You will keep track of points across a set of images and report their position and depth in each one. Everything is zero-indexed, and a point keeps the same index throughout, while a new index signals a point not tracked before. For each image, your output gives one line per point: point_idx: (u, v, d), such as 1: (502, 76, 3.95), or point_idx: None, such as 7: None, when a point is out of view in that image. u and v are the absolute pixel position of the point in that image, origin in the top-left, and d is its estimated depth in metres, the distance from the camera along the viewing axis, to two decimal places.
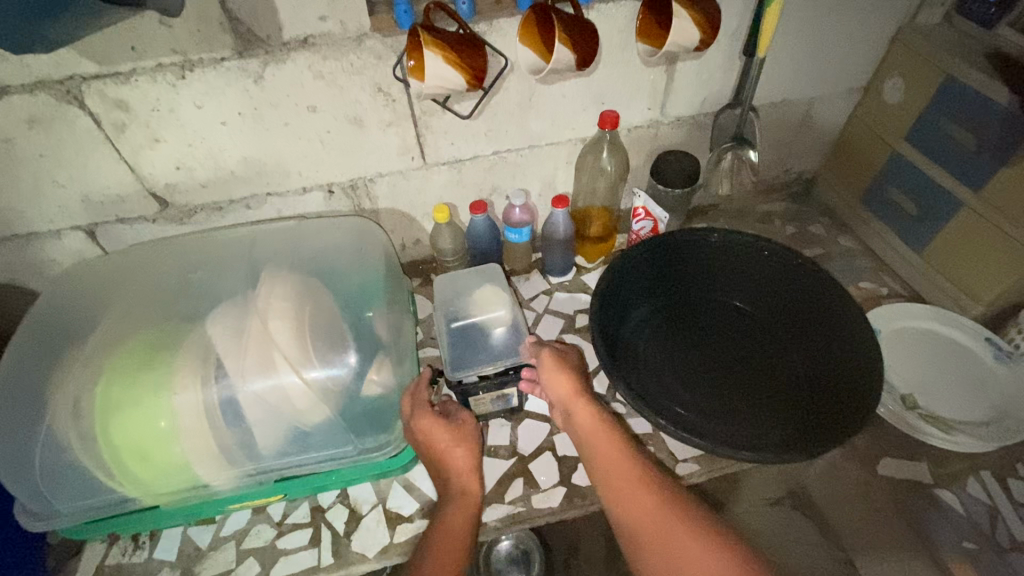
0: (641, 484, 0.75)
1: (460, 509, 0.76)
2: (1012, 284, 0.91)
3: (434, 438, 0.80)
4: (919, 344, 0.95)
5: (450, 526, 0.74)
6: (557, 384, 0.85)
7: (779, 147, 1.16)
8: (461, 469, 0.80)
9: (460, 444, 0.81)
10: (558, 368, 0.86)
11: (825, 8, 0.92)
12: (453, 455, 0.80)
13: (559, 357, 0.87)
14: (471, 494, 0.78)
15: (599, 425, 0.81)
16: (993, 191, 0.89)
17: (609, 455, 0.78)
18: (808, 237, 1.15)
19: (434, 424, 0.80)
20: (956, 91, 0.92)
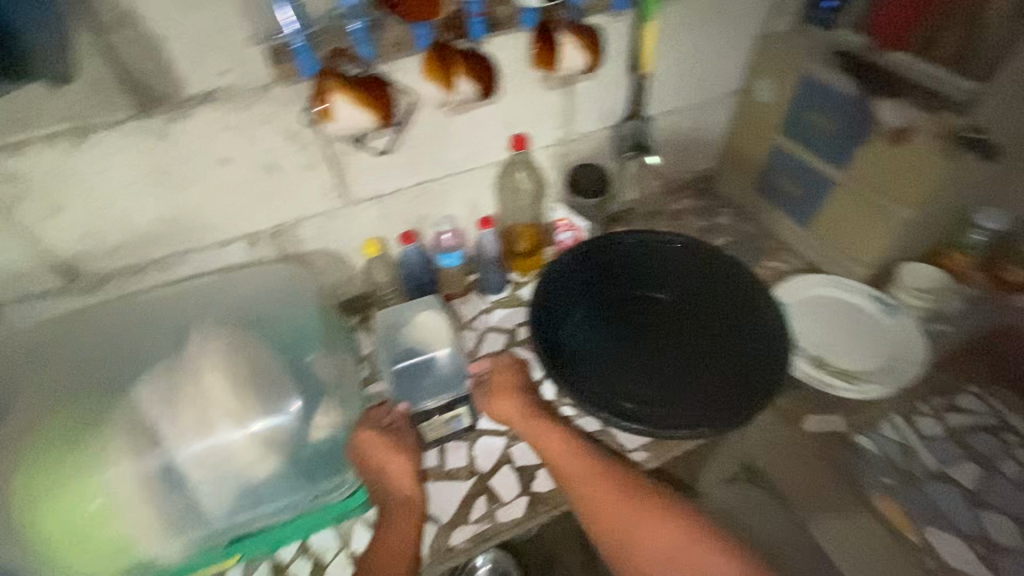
0: (601, 479, 0.81)
1: (404, 519, 0.78)
2: (886, 247, 1.04)
3: (373, 451, 0.82)
4: (821, 308, 1.06)
5: (390, 550, 0.75)
6: (499, 407, 0.91)
7: (678, 150, 1.27)
8: (399, 478, 0.82)
9: (399, 455, 0.83)
10: (497, 395, 0.92)
11: (693, 24, 1.03)
12: (390, 466, 0.82)
13: (491, 386, 0.94)
14: (413, 501, 0.80)
15: (549, 431, 0.86)
16: (857, 168, 1.02)
17: (566, 458, 0.84)
18: (716, 228, 1.26)
19: (375, 436, 0.83)
20: (814, 87, 1.05)
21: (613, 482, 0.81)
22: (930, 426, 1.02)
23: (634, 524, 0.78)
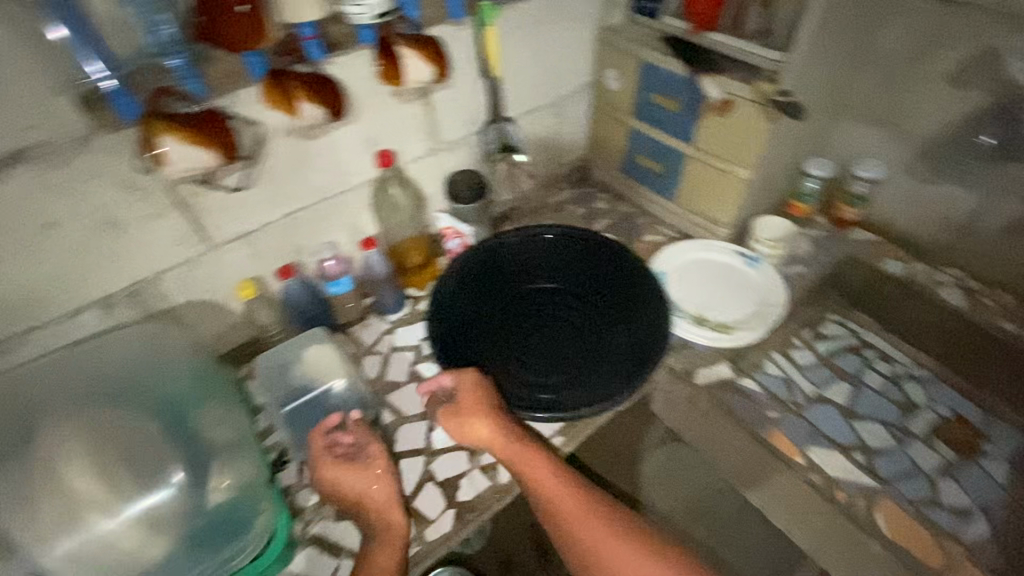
0: (581, 509, 0.84)
1: (385, 546, 0.78)
2: (738, 206, 1.15)
3: (347, 476, 0.83)
4: (695, 270, 1.16)
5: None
6: (474, 429, 0.87)
7: (547, 145, 1.33)
8: (381, 503, 0.82)
9: (374, 476, 0.83)
10: (471, 416, 0.88)
11: (530, 26, 1.09)
12: (371, 492, 0.83)
13: (461, 405, 0.89)
14: (392, 526, 0.80)
15: (534, 458, 0.85)
16: (700, 139, 1.12)
17: (549, 487, 0.84)
18: (596, 213, 1.34)
19: (344, 462, 0.84)
20: (653, 71, 1.12)
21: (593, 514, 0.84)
22: (802, 356, 1.17)
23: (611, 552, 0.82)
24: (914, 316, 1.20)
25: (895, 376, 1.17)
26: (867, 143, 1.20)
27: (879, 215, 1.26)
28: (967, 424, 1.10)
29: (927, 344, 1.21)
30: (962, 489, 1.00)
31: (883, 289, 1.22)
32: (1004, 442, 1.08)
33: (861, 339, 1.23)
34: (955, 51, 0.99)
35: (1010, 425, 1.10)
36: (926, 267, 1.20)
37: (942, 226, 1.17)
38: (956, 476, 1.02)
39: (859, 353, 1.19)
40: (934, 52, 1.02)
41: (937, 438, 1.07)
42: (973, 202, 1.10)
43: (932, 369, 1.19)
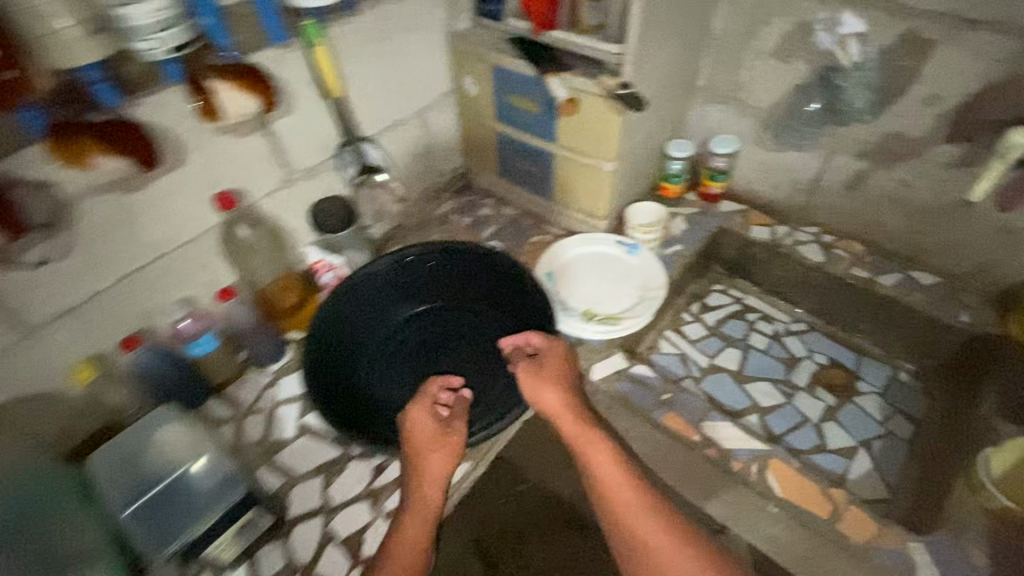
0: (634, 503, 0.77)
1: (415, 518, 0.80)
2: (610, 198, 1.17)
3: (417, 437, 0.84)
4: (578, 266, 1.18)
5: (393, 550, 0.77)
6: (542, 398, 0.87)
7: (419, 159, 1.31)
8: (429, 473, 0.83)
9: (434, 450, 0.84)
10: (541, 385, 0.87)
11: (370, 41, 1.04)
12: (428, 455, 0.83)
13: (538, 371, 0.89)
14: (427, 502, 0.82)
15: (596, 440, 0.83)
16: (562, 137, 1.12)
17: (603, 473, 0.80)
18: (481, 221, 1.35)
19: (428, 422, 0.86)
20: (506, 74, 1.11)
21: (646, 513, 0.76)
22: (694, 329, 1.25)
23: (658, 554, 0.74)
24: (784, 276, 1.26)
25: (778, 333, 1.26)
26: (718, 119, 1.27)
27: (740, 186, 1.33)
28: (841, 367, 1.19)
29: (801, 299, 1.27)
30: (843, 428, 1.08)
31: (753, 254, 1.29)
32: (874, 378, 1.17)
33: (743, 305, 1.31)
34: (775, 26, 1.06)
35: (877, 360, 1.20)
36: (788, 228, 1.26)
37: (792, 190, 1.25)
38: (838, 418, 1.10)
39: (745, 318, 1.28)
40: (759, 29, 1.09)
41: (818, 385, 1.16)
42: (814, 164, 1.18)
43: (807, 321, 1.27)
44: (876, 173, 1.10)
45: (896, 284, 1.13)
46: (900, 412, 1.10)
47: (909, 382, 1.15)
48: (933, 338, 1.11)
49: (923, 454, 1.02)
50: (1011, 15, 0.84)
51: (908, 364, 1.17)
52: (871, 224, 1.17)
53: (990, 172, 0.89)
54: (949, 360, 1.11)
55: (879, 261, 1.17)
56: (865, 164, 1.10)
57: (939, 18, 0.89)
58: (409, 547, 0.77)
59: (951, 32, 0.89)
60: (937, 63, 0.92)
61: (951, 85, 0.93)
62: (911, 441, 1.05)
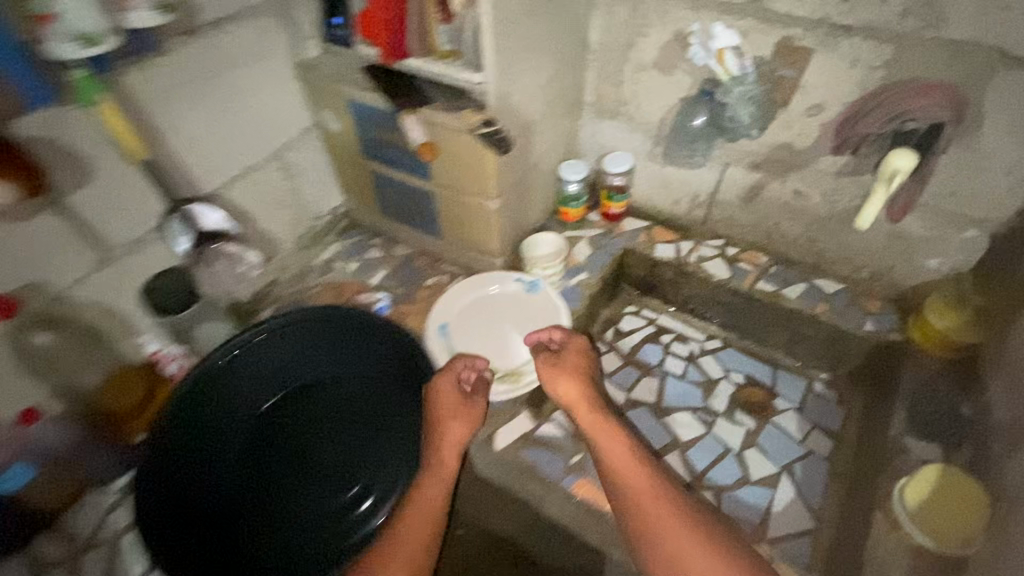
0: (640, 484, 0.79)
1: (432, 485, 0.84)
2: (501, 235, 1.06)
3: (442, 406, 0.88)
4: (475, 311, 1.07)
5: (411, 513, 0.81)
6: (559, 387, 0.91)
7: (286, 205, 1.15)
8: (449, 442, 0.87)
9: (456, 421, 0.88)
10: (560, 375, 0.91)
11: (187, 84, 0.87)
12: (448, 426, 0.87)
13: (557, 360, 0.94)
14: (446, 466, 0.86)
15: (610, 429, 0.85)
16: (436, 175, 0.99)
17: (612, 453, 0.83)
18: (369, 267, 1.21)
19: (452, 393, 0.90)
20: (363, 108, 0.96)
21: (648, 487, 0.79)
22: (608, 361, 1.18)
23: (659, 533, 0.75)
24: (696, 293, 1.20)
25: (694, 354, 1.20)
26: (610, 134, 1.19)
27: (642, 201, 1.26)
28: (759, 385, 1.14)
29: (714, 315, 1.22)
30: (765, 454, 1.04)
31: (661, 274, 1.23)
32: (790, 392, 1.13)
33: (658, 325, 1.25)
34: (653, 36, 0.98)
35: (793, 371, 1.16)
36: (692, 243, 1.21)
37: (692, 203, 1.19)
38: (759, 443, 1.05)
39: (660, 341, 1.22)
40: (637, 40, 1.00)
41: (737, 408, 1.11)
42: (711, 177, 1.12)
43: (721, 337, 1.22)
44: (771, 185, 1.05)
45: (801, 296, 1.10)
46: (819, 428, 1.07)
47: (824, 393, 1.12)
48: (843, 348, 1.08)
49: (843, 472, 0.99)
50: (882, 21, 0.78)
51: (822, 373, 1.14)
52: (772, 234, 1.13)
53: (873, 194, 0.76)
54: (858, 369, 1.09)
55: (784, 272, 1.13)
56: (759, 175, 1.05)
57: (811, 25, 0.83)
58: (425, 512, 0.82)
59: (827, 38, 0.83)
60: (815, 72, 0.87)
61: (831, 94, 0.87)
62: (831, 460, 1.02)
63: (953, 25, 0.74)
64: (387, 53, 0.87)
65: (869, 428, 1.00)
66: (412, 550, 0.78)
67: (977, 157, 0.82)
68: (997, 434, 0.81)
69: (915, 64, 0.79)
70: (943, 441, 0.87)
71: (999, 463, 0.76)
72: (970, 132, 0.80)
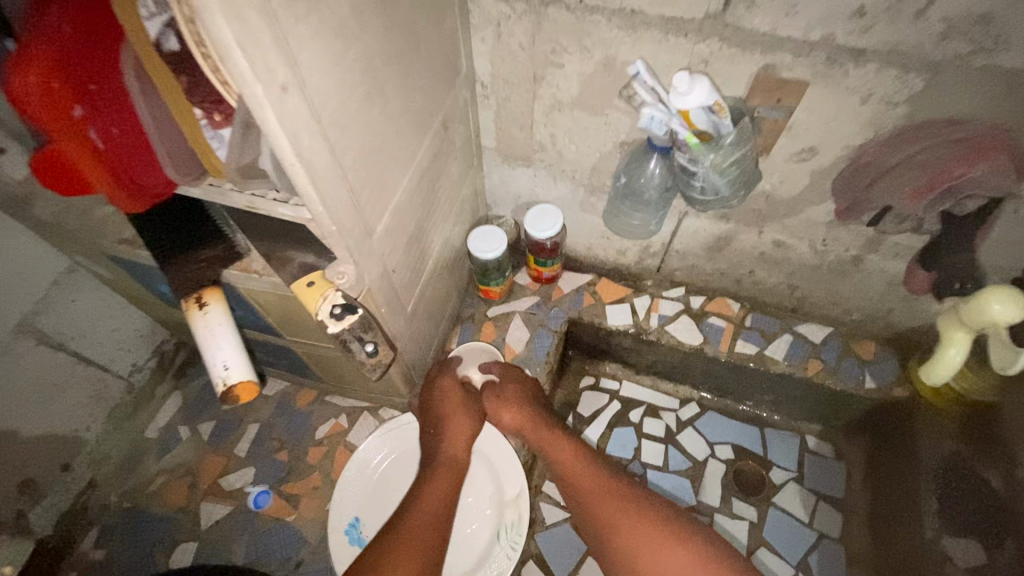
0: (608, 486, 0.71)
1: (445, 473, 0.72)
2: (403, 375, 0.76)
3: (448, 403, 0.78)
4: (393, 487, 0.77)
5: (426, 499, 0.68)
6: (504, 416, 0.79)
7: (65, 386, 0.75)
8: (454, 434, 0.76)
9: (466, 413, 0.78)
10: (505, 402, 0.79)
11: None
12: (451, 418, 0.77)
13: (500, 393, 0.80)
14: (455, 458, 0.74)
15: (566, 444, 0.75)
16: (281, 329, 0.66)
17: (571, 461, 0.74)
18: (231, 423, 0.87)
19: (455, 389, 0.80)
20: (136, 267, 0.62)
21: (614, 492, 0.70)
22: None
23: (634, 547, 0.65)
24: (663, 358, 0.98)
25: (671, 430, 0.98)
26: (527, 183, 0.87)
27: (580, 251, 0.99)
28: (751, 457, 0.96)
29: (686, 376, 1.01)
30: (778, 553, 0.88)
31: (617, 342, 0.98)
32: (785, 458, 0.96)
33: (622, 398, 1.01)
34: (568, 67, 0.66)
35: (780, 427, 0.99)
36: (649, 299, 0.97)
37: (642, 253, 0.94)
38: (767, 539, 0.89)
39: (630, 421, 0.99)
40: (548, 73, 0.68)
41: (732, 495, 0.92)
42: (665, 230, 0.86)
43: (696, 399, 1.01)
44: (743, 235, 0.81)
45: (788, 355, 0.90)
46: (823, 499, 0.92)
47: (820, 449, 0.96)
48: (838, 404, 0.92)
49: (864, 558, 0.86)
50: (910, 43, 0.52)
51: (813, 424, 0.98)
52: (743, 281, 0.91)
53: (960, 341, 0.69)
54: (854, 420, 0.94)
55: (760, 323, 0.93)
56: (728, 226, 0.81)
57: (805, 50, 0.55)
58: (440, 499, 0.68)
59: (828, 68, 0.56)
60: (812, 110, 0.60)
61: (832, 137, 0.62)
62: (845, 540, 0.88)
63: (1018, 49, 0.49)
64: (118, 200, 0.48)
65: (885, 504, 0.86)
66: (429, 537, 0.63)
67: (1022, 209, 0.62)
68: None
69: (955, 100, 0.54)
70: (984, 538, 0.73)
71: None
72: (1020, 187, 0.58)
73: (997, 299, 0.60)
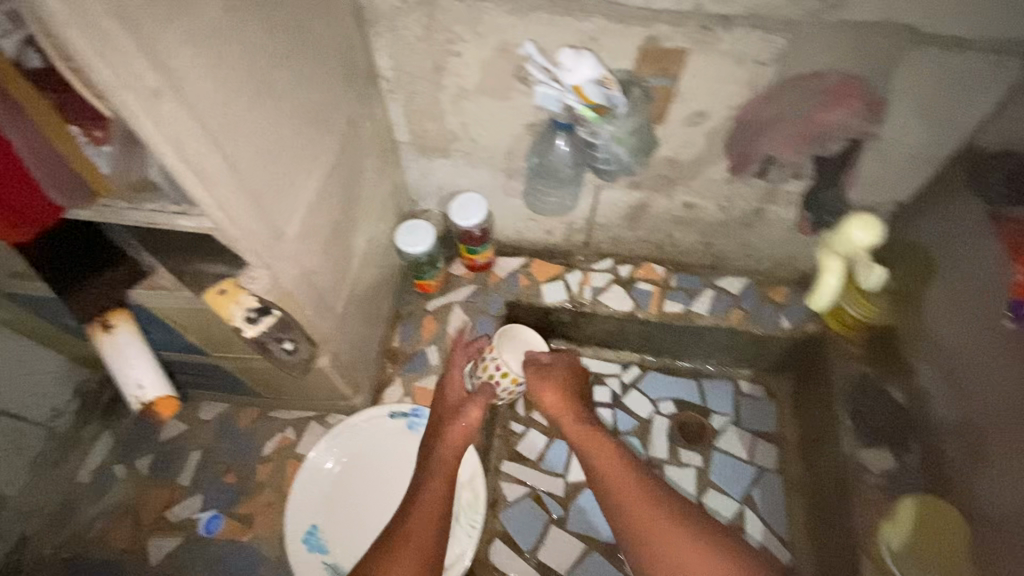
0: (638, 488, 0.72)
1: (435, 478, 0.71)
2: (346, 376, 0.77)
3: (452, 403, 0.79)
4: (347, 490, 0.77)
5: (422, 497, 0.70)
6: (544, 401, 0.79)
7: None
8: (454, 434, 0.74)
9: (461, 417, 0.75)
10: (546, 388, 0.79)
11: None
12: (451, 419, 0.75)
13: (544, 377, 0.78)
14: (446, 461, 0.72)
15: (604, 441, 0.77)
16: (206, 347, 0.65)
17: (605, 461, 0.75)
18: (170, 454, 0.83)
19: (461, 386, 0.81)
20: (40, 300, 0.61)
21: (647, 496, 0.72)
22: (529, 445, 0.96)
23: (658, 547, 0.69)
24: (600, 328, 1.02)
25: (616, 395, 1.02)
26: (447, 174, 0.88)
27: (509, 235, 1.01)
28: (691, 409, 1.01)
29: (626, 342, 1.05)
30: (724, 492, 0.94)
31: (556, 318, 1.01)
32: (722, 404, 1.02)
33: None
34: (466, 55, 0.67)
35: (715, 376, 1.05)
36: (581, 273, 1.00)
37: (568, 230, 0.97)
38: (714, 481, 0.95)
39: None
40: (448, 63, 0.69)
41: (678, 446, 0.98)
42: (585, 204, 0.89)
43: (637, 361, 1.06)
44: (656, 201, 0.86)
45: (712, 309, 0.96)
46: (758, 436, 0.99)
47: (752, 392, 1.03)
48: (763, 346, 0.98)
49: (799, 483, 0.94)
50: (768, 7, 0.57)
51: (744, 369, 1.04)
52: (663, 245, 0.97)
53: (829, 270, 0.76)
54: (778, 359, 1.01)
55: (685, 283, 0.99)
56: (641, 194, 0.85)
57: (679, 20, 0.59)
58: (435, 500, 0.69)
59: (702, 35, 0.60)
60: (695, 77, 0.65)
61: (717, 100, 0.67)
62: (783, 470, 0.96)
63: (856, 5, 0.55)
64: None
65: (812, 431, 0.94)
66: (422, 537, 0.67)
67: (880, 145, 0.71)
68: (947, 435, 0.76)
69: (815, 54, 0.60)
70: (892, 444, 0.82)
71: (961, 474, 0.73)
72: (873, 127, 0.66)
73: (857, 227, 0.71)
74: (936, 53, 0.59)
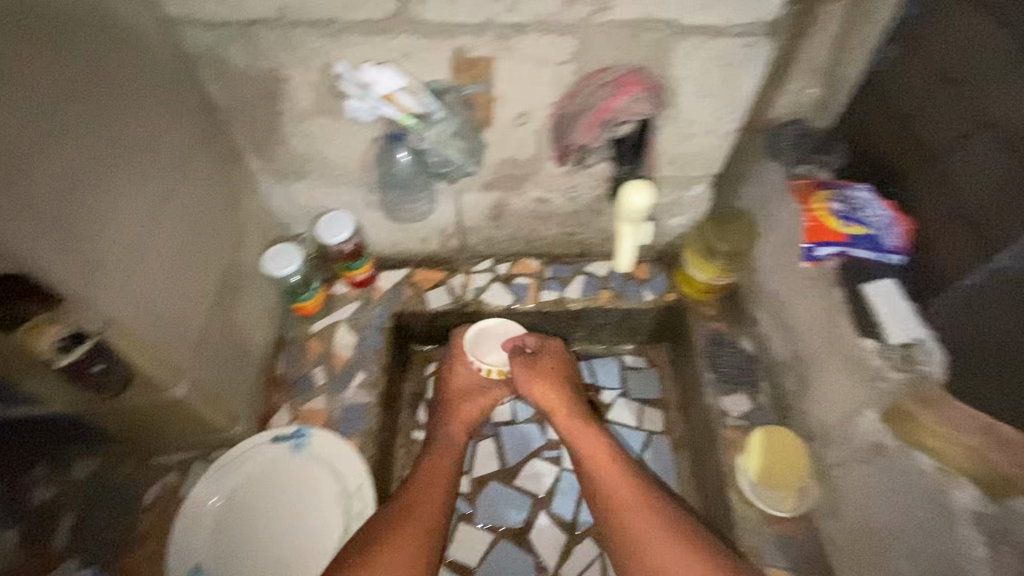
0: (619, 474, 0.77)
1: (443, 454, 0.82)
2: (217, 406, 0.77)
3: (456, 391, 0.90)
4: (233, 521, 0.77)
5: (427, 473, 0.78)
6: (535, 390, 0.88)
7: None
8: (461, 415, 0.87)
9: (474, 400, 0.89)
10: (537, 377, 0.88)
11: None
12: (461, 403, 0.89)
13: (533, 366, 0.89)
14: (454, 438, 0.85)
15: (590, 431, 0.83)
16: (49, 394, 0.65)
17: (590, 449, 0.81)
18: None
19: (465, 376, 0.91)
20: None
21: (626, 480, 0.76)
22: None
23: (633, 526, 0.72)
24: None
25: None
26: (309, 196, 0.90)
27: (387, 250, 1.04)
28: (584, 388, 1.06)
29: None
30: None
31: (443, 323, 1.03)
32: (610, 380, 1.08)
33: None
34: (296, 80, 0.71)
35: (602, 355, 1.11)
36: (462, 276, 1.04)
37: (441, 237, 1.02)
38: None
39: None
40: (280, 89, 0.72)
41: None
42: (449, 210, 0.95)
43: None
44: (512, 199, 0.92)
45: (584, 293, 1.04)
46: (644, 404, 1.05)
47: (637, 364, 1.09)
48: (636, 321, 1.06)
49: (685, 439, 1.01)
50: (551, 13, 0.65)
51: (627, 345, 1.11)
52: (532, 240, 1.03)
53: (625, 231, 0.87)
54: (653, 330, 1.08)
55: (558, 272, 1.06)
56: (496, 194, 0.91)
57: (479, 31, 0.66)
58: (443, 474, 0.79)
59: (502, 42, 0.67)
60: (508, 82, 0.71)
61: (534, 101, 0.74)
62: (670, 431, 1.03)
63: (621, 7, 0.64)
64: None
65: (688, 391, 1.01)
66: (426, 511, 0.73)
67: (682, 125, 0.82)
68: (783, 370, 0.88)
69: (602, 52, 0.69)
70: (747, 386, 0.91)
71: (799, 402, 0.84)
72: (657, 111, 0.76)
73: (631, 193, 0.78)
74: (699, 40, 0.70)
